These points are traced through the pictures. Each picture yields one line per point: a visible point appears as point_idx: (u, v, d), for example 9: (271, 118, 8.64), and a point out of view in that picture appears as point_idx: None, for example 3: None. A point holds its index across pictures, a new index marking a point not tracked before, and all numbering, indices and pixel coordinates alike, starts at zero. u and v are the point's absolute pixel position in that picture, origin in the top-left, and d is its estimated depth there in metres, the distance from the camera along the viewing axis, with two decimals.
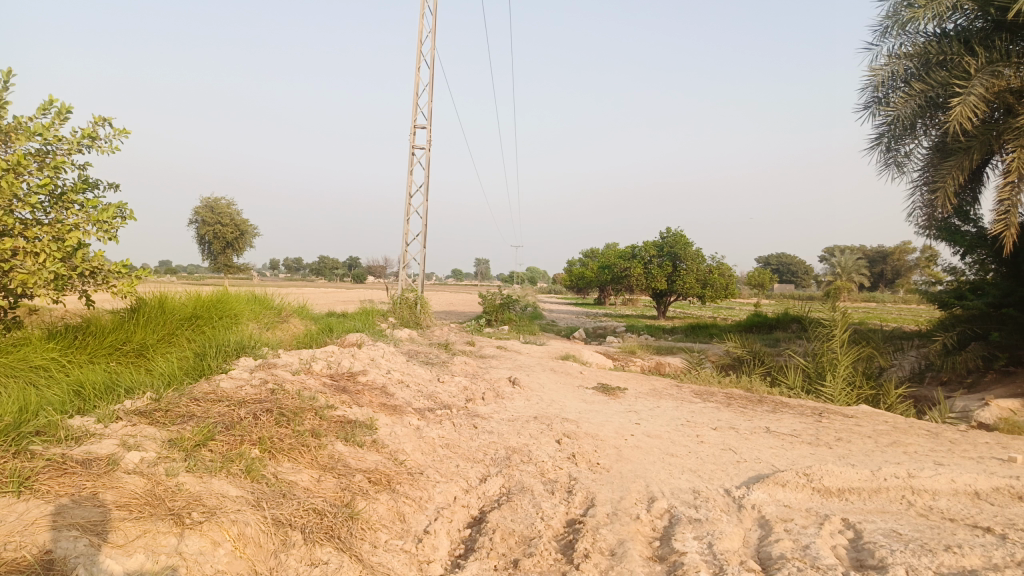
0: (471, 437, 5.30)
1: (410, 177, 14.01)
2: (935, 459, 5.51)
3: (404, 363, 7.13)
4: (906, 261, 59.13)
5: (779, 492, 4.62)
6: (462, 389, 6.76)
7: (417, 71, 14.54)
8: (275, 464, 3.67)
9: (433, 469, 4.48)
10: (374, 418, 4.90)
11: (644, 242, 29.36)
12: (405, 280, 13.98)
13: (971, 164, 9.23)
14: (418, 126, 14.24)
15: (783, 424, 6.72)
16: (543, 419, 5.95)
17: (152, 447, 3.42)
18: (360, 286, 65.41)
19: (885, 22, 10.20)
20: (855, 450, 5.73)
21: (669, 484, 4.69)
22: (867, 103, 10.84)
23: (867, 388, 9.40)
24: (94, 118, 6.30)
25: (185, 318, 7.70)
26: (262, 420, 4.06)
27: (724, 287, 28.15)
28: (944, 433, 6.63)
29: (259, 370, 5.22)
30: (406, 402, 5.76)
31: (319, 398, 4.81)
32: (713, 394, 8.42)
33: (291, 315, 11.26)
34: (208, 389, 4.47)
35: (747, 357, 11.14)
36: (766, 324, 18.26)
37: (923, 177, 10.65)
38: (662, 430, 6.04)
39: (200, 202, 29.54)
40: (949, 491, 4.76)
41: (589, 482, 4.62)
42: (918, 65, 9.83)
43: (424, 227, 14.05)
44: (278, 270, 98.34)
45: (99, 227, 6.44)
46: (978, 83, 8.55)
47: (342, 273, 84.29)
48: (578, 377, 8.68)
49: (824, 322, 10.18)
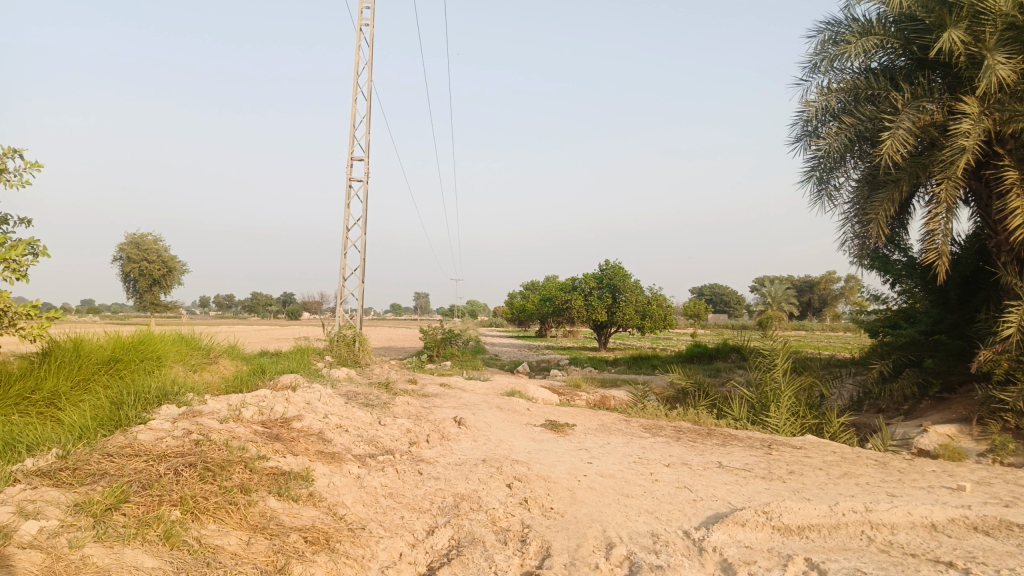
0: (416, 485, 4.98)
1: (347, 210, 13.64)
2: (887, 490, 5.46)
3: (343, 405, 6.75)
4: (832, 290, 61.37)
5: (739, 533, 4.44)
6: (405, 431, 6.42)
7: (354, 103, 14.22)
8: (200, 527, 3.28)
9: (376, 523, 4.15)
10: (311, 468, 4.54)
11: (584, 274, 29.55)
12: (343, 316, 13.53)
13: (901, 196, 9.47)
14: (356, 158, 13.94)
15: (735, 458, 6.61)
16: (492, 461, 5.68)
17: (55, 513, 2.97)
18: (295, 323, 63.92)
19: (814, 59, 10.49)
20: (809, 483, 5.64)
21: (627, 528, 4.46)
22: (799, 136, 11.07)
23: (810, 418, 9.42)
24: (3, 149, 5.80)
25: (104, 362, 7.14)
26: (185, 477, 3.66)
27: (663, 317, 28.44)
28: (891, 463, 6.63)
29: (183, 419, 4.79)
30: (345, 449, 5.40)
31: (249, 448, 4.43)
32: (662, 428, 8.28)
33: (220, 355, 10.68)
34: (123, 442, 4.03)
35: (691, 389, 11.08)
36: (706, 354, 18.42)
37: (854, 209, 10.91)
38: (615, 469, 5.83)
39: (126, 238, 28.34)
40: (907, 523, 4.68)
41: (543, 530, 4.35)
42: (848, 99, 10.10)
43: (362, 260, 13.67)
44: (209, 308, 95.39)
45: (6, 265, 5.93)
46: (906, 117, 8.83)
47: (276, 310, 82.35)
48: (525, 414, 8.44)
49: (764, 352, 10.24)
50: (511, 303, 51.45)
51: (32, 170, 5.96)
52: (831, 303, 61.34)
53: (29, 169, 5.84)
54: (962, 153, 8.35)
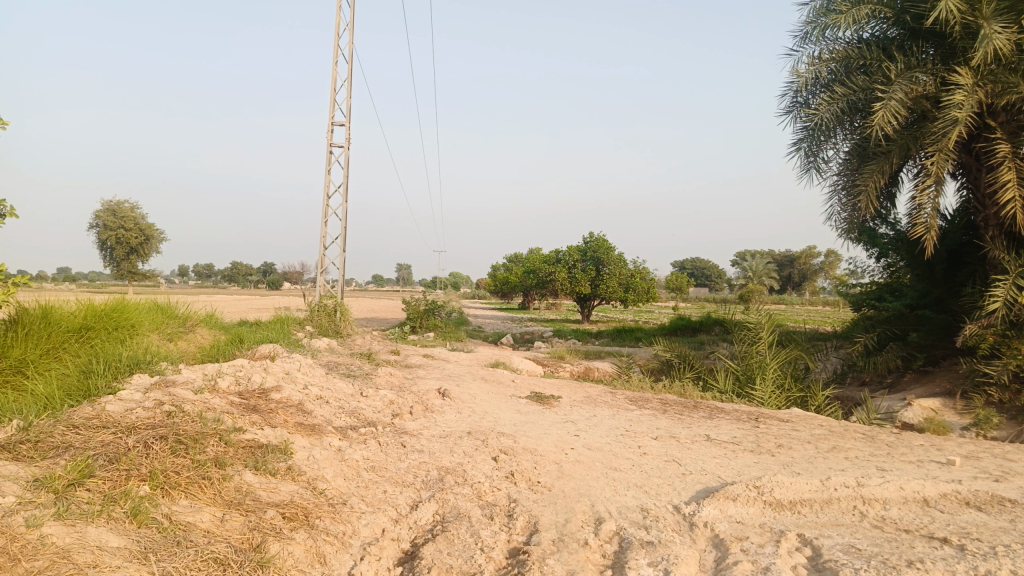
0: (399, 458, 4.83)
1: (327, 177, 13.30)
2: (877, 465, 5.39)
3: (324, 376, 6.55)
4: (813, 265, 61.78)
5: (730, 508, 4.34)
6: (388, 403, 6.26)
7: (335, 66, 13.74)
8: (170, 504, 3.10)
9: (357, 498, 3.99)
10: (289, 441, 4.36)
11: (568, 246, 29.40)
12: (324, 286, 13.26)
13: (891, 169, 9.33)
14: (336, 123, 13.53)
15: (723, 431, 6.52)
16: (477, 434, 5.53)
17: (11, 489, 2.77)
18: (275, 293, 63.39)
19: (806, 28, 10.28)
20: (798, 457, 5.56)
21: (616, 503, 4.35)
22: (788, 107, 10.90)
23: (796, 391, 9.36)
24: None
25: (74, 330, 6.88)
26: (155, 450, 3.47)
27: (646, 291, 28.37)
28: (879, 437, 6.58)
29: (155, 390, 4.58)
30: (326, 421, 5.23)
31: (224, 420, 4.24)
32: (648, 400, 8.18)
33: (198, 324, 10.41)
34: (90, 414, 3.82)
35: (675, 362, 10.98)
36: (690, 327, 18.38)
37: (842, 181, 10.79)
38: (603, 442, 5.71)
39: (101, 206, 27.69)
40: (899, 499, 4.61)
41: (530, 505, 4.22)
42: (840, 69, 9.91)
43: (343, 229, 13.36)
44: (188, 278, 94.34)
45: None
46: (898, 88, 8.65)
47: (256, 280, 81.54)
48: (510, 386, 8.30)
49: (749, 325, 10.15)
50: (495, 275, 51.23)
51: None
52: (812, 278, 61.80)
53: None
54: (954, 125, 8.20)
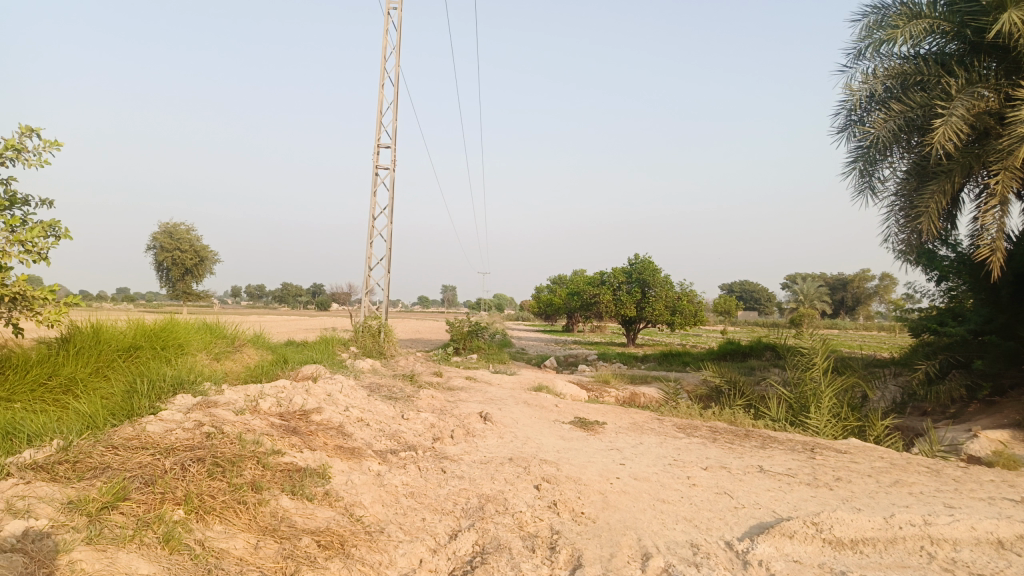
0: (439, 484, 4.71)
1: (373, 199, 13.38)
2: (944, 502, 5.05)
3: (366, 398, 6.50)
4: (866, 288, 60.04)
5: (787, 545, 4.09)
6: (429, 426, 6.16)
7: (382, 89, 13.87)
8: (204, 529, 3.04)
9: (395, 526, 3.87)
10: (328, 464, 4.29)
11: (613, 268, 29.11)
12: (369, 307, 13.32)
13: (952, 188, 8.94)
14: (382, 146, 13.65)
15: (776, 462, 6.23)
16: (519, 460, 5.38)
17: (46, 512, 2.73)
18: (323, 313, 64.40)
19: (859, 45, 10.00)
20: (858, 491, 5.26)
21: (664, 537, 4.15)
22: (842, 125, 10.59)
23: (853, 420, 8.97)
24: (20, 128, 5.56)
25: (124, 349, 6.98)
26: (192, 472, 3.43)
27: (694, 313, 27.84)
28: (945, 471, 6.20)
29: (197, 410, 4.57)
30: (366, 444, 5.16)
31: (263, 443, 4.18)
32: (696, 428, 7.91)
33: (245, 344, 10.52)
34: (130, 434, 3.81)
35: (725, 388, 10.66)
36: (740, 351, 17.91)
37: (899, 201, 10.39)
38: (650, 472, 5.50)
39: (159, 228, 28.52)
40: (971, 540, 4.29)
41: (573, 537, 4.05)
42: (896, 86, 9.57)
43: (388, 250, 13.42)
44: (240, 298, 96.60)
45: (26, 248, 5.84)
46: (960, 104, 8.29)
47: (306, 300, 83.04)
48: (553, 410, 8.13)
49: (802, 350, 9.79)
50: (540, 296, 51.12)
51: (52, 149, 5.77)
52: (865, 302, 60.09)
53: (49, 150, 5.69)
54: (1021, 142, 7.80)
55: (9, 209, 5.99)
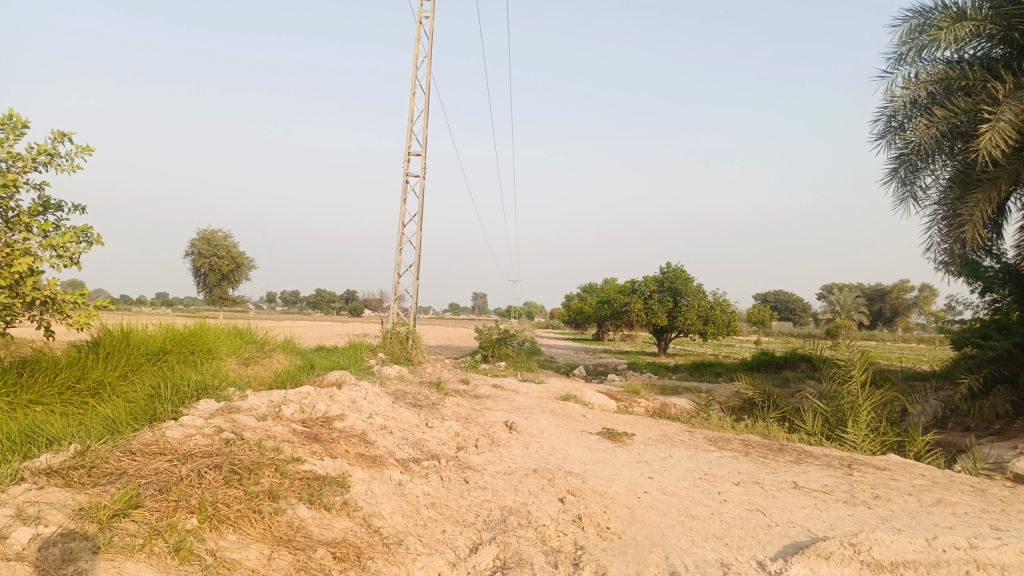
0: (461, 495, 4.61)
1: (403, 205, 13.38)
2: (991, 523, 4.80)
3: (390, 405, 6.44)
4: (906, 299, 58.67)
5: (822, 567, 3.90)
6: (453, 435, 6.07)
7: (413, 96, 13.87)
8: (217, 538, 2.97)
9: (414, 538, 3.77)
10: (348, 473, 4.22)
11: (644, 276, 28.80)
12: (397, 313, 13.29)
13: (999, 196, 8.60)
14: (413, 153, 13.64)
15: (812, 478, 6.01)
16: (544, 472, 5.26)
17: (56, 519, 2.69)
18: (355, 319, 64.93)
19: (900, 49, 9.71)
20: (898, 510, 5.04)
21: (692, 556, 3.99)
22: (882, 132, 10.29)
23: (892, 435, 8.67)
24: (52, 133, 5.60)
25: (153, 353, 7.01)
26: (208, 480, 3.38)
27: (727, 323, 27.40)
28: (991, 490, 5.92)
29: (218, 416, 4.54)
30: (388, 452, 5.08)
31: (283, 450, 4.13)
32: (729, 441, 7.71)
33: (274, 349, 10.55)
34: (149, 440, 3.77)
35: (758, 399, 10.40)
36: (774, 362, 17.54)
37: (942, 210, 10.04)
38: (679, 486, 5.34)
39: (196, 233, 29.00)
40: (1021, 565, 4.05)
41: (598, 553, 3.91)
42: (939, 91, 9.26)
43: (417, 257, 13.40)
44: (275, 303, 97.89)
45: (57, 253, 5.87)
46: (1007, 108, 7.97)
47: (338, 306, 83.81)
48: (581, 420, 7.98)
49: (839, 361, 9.51)
50: (571, 304, 50.86)
51: (84, 154, 5.79)
52: (904, 313, 58.73)
53: (80, 155, 5.72)
54: None
55: (43, 214, 6.04)
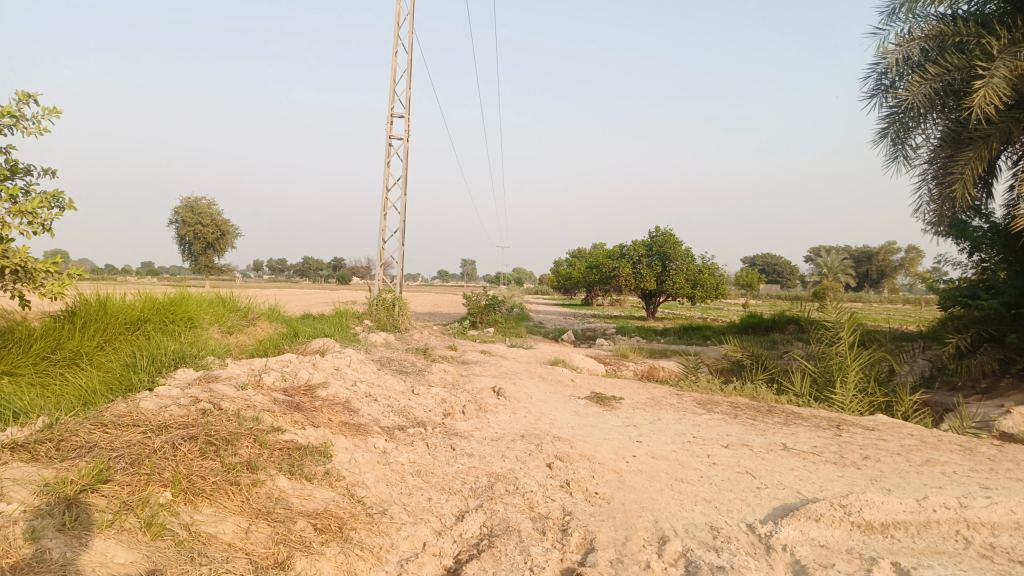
0: (447, 462, 4.53)
1: (387, 170, 13.12)
2: (980, 482, 4.78)
3: (375, 372, 6.33)
4: (892, 261, 58.99)
5: (812, 529, 3.86)
6: (439, 402, 5.98)
7: (395, 56, 13.50)
8: (192, 512, 2.88)
9: (399, 507, 3.69)
10: (330, 442, 4.12)
11: (633, 241, 28.69)
12: (383, 280, 13.13)
13: (990, 155, 8.50)
14: (396, 115, 13.33)
15: (801, 439, 5.98)
16: (531, 437, 5.18)
17: (20, 495, 2.58)
18: (343, 287, 64.64)
19: (893, 4, 9.51)
20: (888, 471, 5.01)
21: (682, 520, 3.94)
22: (874, 90, 10.13)
23: (880, 395, 8.67)
24: (17, 94, 5.37)
25: (132, 322, 6.86)
26: (182, 453, 3.27)
27: (715, 287, 27.39)
28: (979, 449, 5.91)
29: (196, 385, 4.41)
30: (373, 420, 4.98)
31: (263, 419, 4.02)
32: (717, 404, 7.67)
33: (258, 317, 10.39)
34: (122, 411, 3.65)
35: (747, 361, 10.38)
36: (762, 325, 17.55)
37: (933, 169, 9.93)
38: (667, 450, 5.28)
39: (180, 202, 28.56)
40: (1011, 524, 4.02)
41: (586, 519, 3.84)
42: (933, 47, 9.09)
43: (402, 222, 13.19)
44: (262, 272, 97.27)
45: (27, 219, 5.66)
46: (1002, 64, 7.82)
47: (326, 274, 83.38)
48: (569, 385, 7.92)
49: (827, 323, 9.47)
50: (560, 270, 50.80)
51: (51, 116, 5.56)
52: (890, 275, 59.11)
53: (48, 117, 5.50)
54: None
55: (11, 179, 5.82)
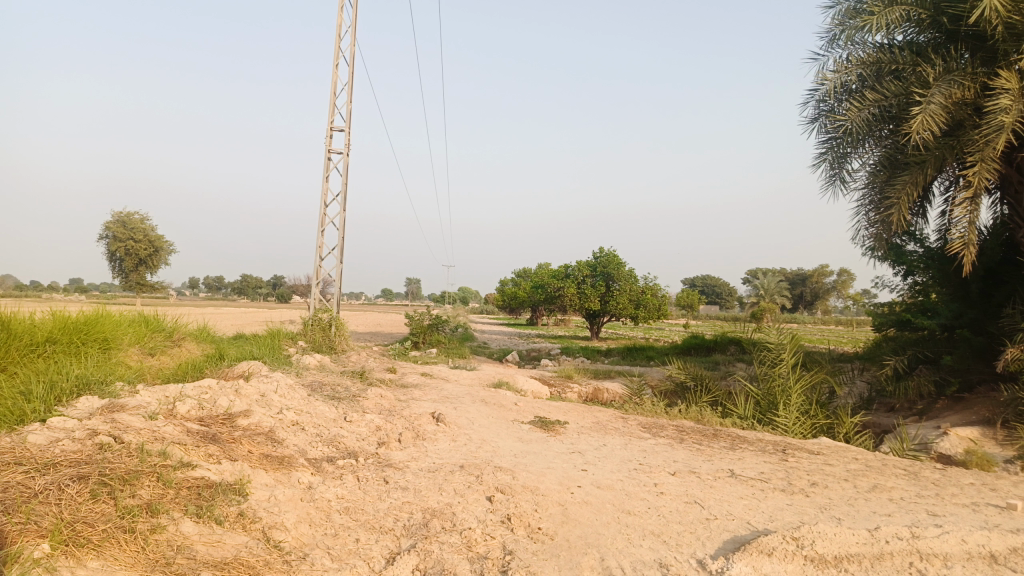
0: (379, 497, 4.19)
1: (326, 184, 12.69)
2: (927, 509, 4.69)
3: (305, 397, 5.94)
4: (825, 283, 60.84)
5: (765, 565, 3.66)
6: (374, 429, 5.63)
7: (336, 68, 13.12)
8: (73, 567, 2.49)
9: (322, 551, 3.34)
10: (248, 477, 3.75)
11: (578, 261, 28.75)
12: (321, 300, 12.65)
13: (925, 180, 8.63)
14: (336, 129, 12.93)
15: (748, 465, 5.84)
16: (471, 468, 4.89)
17: None
18: (283, 306, 63.11)
19: (834, 31, 9.67)
20: (836, 498, 4.89)
21: (629, 557, 3.69)
22: (814, 115, 10.27)
23: (822, 418, 8.66)
24: None
25: (37, 343, 6.29)
26: (68, 497, 2.87)
27: (658, 307, 27.58)
28: (923, 473, 5.87)
29: (98, 415, 3.98)
30: (299, 452, 4.61)
31: (170, 454, 3.62)
32: (663, 427, 7.51)
33: (185, 338, 9.81)
34: (3, 447, 3.22)
35: (690, 383, 10.29)
36: (705, 346, 17.62)
37: (870, 194, 10.09)
38: (613, 479, 5.06)
39: (112, 217, 27.31)
40: (963, 554, 3.91)
41: (528, 559, 3.56)
42: (871, 74, 9.25)
43: (341, 238, 12.76)
44: (198, 289, 94.33)
45: None
46: (938, 91, 7.97)
47: (265, 293, 81.37)
48: (512, 409, 7.65)
49: (768, 344, 9.43)
50: (505, 290, 50.63)
51: None
52: (824, 296, 61.05)
53: None
54: (1000, 131, 7.45)
55: None
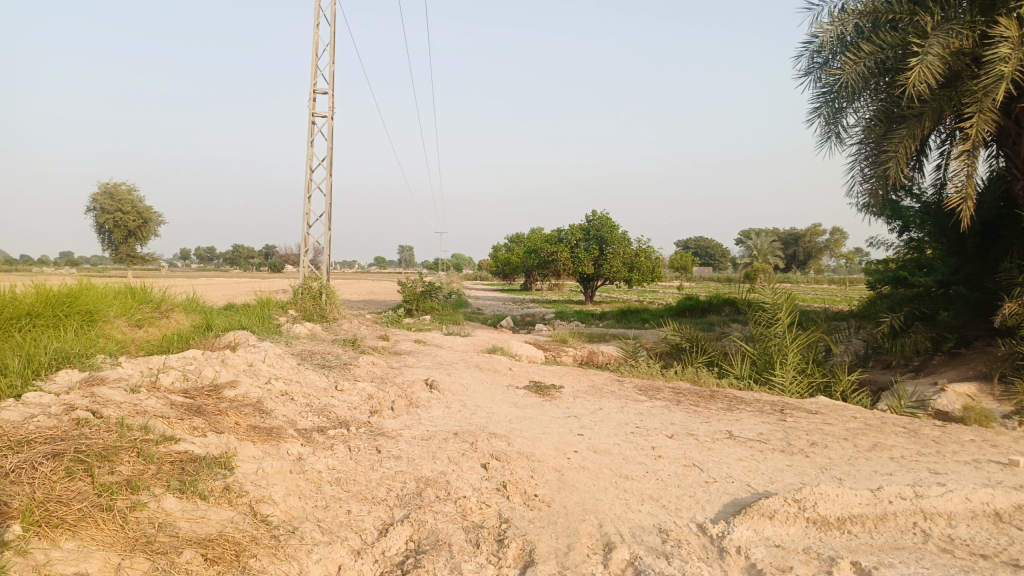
0: (371, 467, 4.09)
1: (311, 149, 12.42)
2: (929, 467, 4.62)
3: (294, 367, 5.81)
4: (818, 243, 60.83)
5: (766, 528, 3.58)
6: (366, 398, 5.51)
7: (317, 27, 12.76)
8: (47, 549, 2.37)
9: (312, 524, 3.24)
10: (234, 450, 3.63)
11: (570, 225, 28.53)
12: (310, 267, 12.46)
13: (922, 134, 8.44)
14: (319, 92, 12.60)
15: (746, 426, 5.76)
16: (465, 435, 4.78)
17: None
18: (276, 275, 62.81)
19: None
20: (837, 458, 4.82)
21: (627, 522, 3.60)
22: (808, 68, 10.01)
23: (819, 376, 8.60)
24: None
25: (17, 317, 6.13)
26: (41, 476, 2.74)
27: (652, 270, 27.49)
28: (922, 431, 5.81)
29: (77, 390, 3.84)
30: (288, 423, 4.49)
31: (153, 427, 3.49)
32: (660, 390, 7.43)
33: (173, 309, 9.64)
34: None
35: (685, 345, 10.21)
36: (699, 307, 17.55)
37: (864, 149, 9.89)
38: (610, 443, 4.97)
39: (99, 189, 26.90)
40: (967, 513, 3.84)
41: (524, 527, 3.46)
42: (867, 25, 8.98)
43: (329, 204, 12.54)
44: (190, 261, 93.78)
45: None
46: (936, 41, 7.73)
47: (258, 263, 80.90)
48: (507, 374, 7.54)
49: (764, 304, 9.30)
50: (498, 255, 50.42)
51: None
52: (817, 256, 61.12)
53: None
54: (999, 82, 7.25)
55: None
